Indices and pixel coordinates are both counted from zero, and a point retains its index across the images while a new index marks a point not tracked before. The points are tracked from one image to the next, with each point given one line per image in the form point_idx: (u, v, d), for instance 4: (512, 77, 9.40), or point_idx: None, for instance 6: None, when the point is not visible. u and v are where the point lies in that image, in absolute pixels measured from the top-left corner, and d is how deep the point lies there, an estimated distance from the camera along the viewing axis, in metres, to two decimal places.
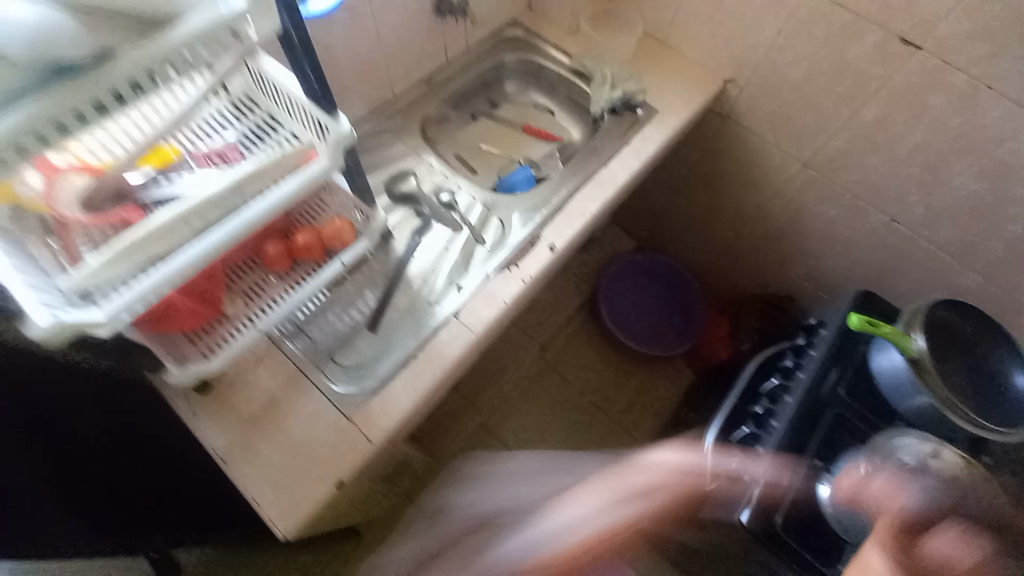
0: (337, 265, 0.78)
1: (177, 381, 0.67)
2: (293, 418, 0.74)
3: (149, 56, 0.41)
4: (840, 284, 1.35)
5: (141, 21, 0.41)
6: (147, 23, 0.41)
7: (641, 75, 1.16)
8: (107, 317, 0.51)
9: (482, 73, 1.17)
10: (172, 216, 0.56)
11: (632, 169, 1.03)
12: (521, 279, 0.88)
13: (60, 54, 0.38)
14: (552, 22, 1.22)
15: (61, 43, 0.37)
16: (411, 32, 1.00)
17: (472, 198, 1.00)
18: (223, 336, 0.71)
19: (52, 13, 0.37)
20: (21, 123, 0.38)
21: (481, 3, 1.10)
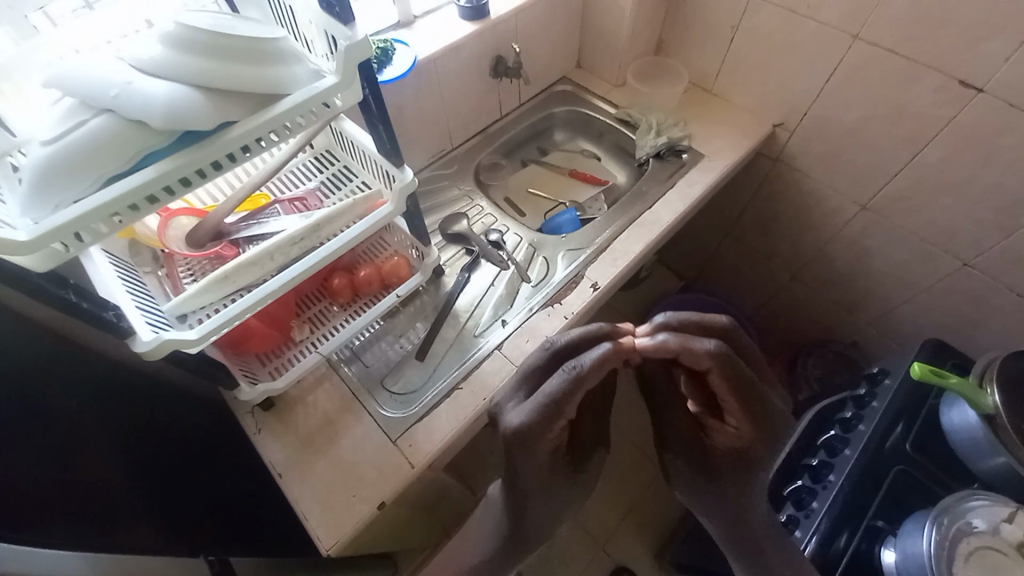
0: (393, 298, 0.85)
1: (247, 397, 0.75)
2: (346, 439, 0.79)
3: (258, 124, 0.48)
4: (912, 331, 1.26)
5: (253, 98, 0.49)
6: (259, 99, 0.49)
7: (689, 121, 1.20)
8: (197, 336, 0.58)
9: (535, 123, 1.26)
10: (260, 250, 0.65)
11: (679, 212, 1.05)
12: (565, 316, 0.91)
13: (188, 124, 0.45)
14: (600, 76, 1.30)
15: (186, 110, 0.45)
16: (471, 89, 1.10)
17: (519, 238, 1.05)
18: (290, 359, 0.81)
19: (183, 90, 0.45)
20: (155, 179, 0.45)
21: (535, 62, 1.20)
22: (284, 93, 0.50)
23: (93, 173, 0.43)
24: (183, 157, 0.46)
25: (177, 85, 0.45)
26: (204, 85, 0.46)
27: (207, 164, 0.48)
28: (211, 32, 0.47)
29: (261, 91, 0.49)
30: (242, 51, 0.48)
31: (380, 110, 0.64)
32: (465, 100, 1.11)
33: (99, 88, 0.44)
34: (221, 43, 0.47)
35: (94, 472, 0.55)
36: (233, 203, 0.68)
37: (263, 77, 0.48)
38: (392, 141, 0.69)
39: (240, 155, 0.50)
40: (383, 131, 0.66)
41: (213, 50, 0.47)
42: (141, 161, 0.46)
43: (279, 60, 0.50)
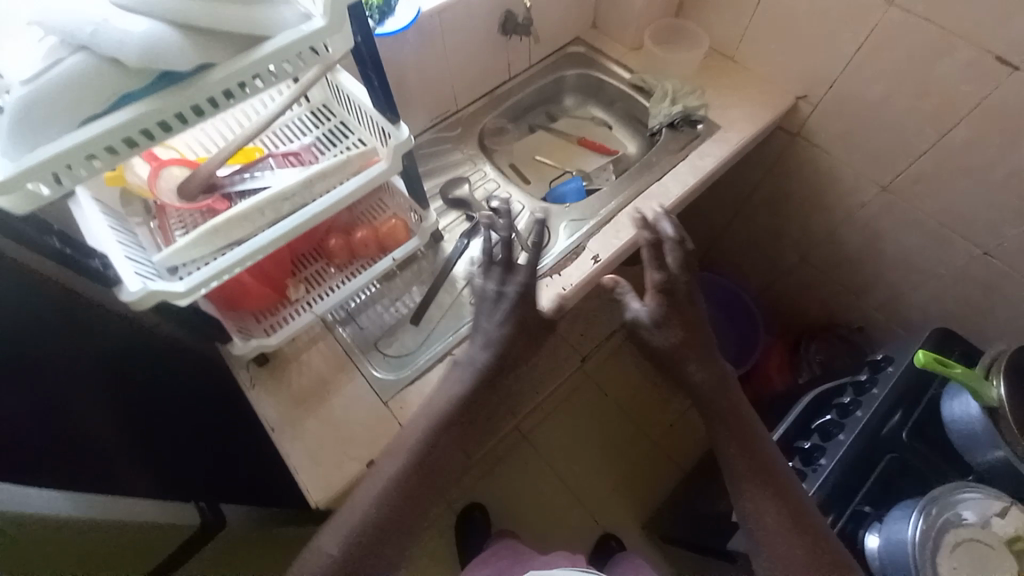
0: (389, 261, 0.84)
1: (240, 352, 0.76)
2: (338, 398, 0.79)
3: (242, 69, 0.46)
4: (921, 320, 1.22)
5: (238, 41, 0.46)
6: (243, 42, 0.46)
7: (706, 90, 1.14)
8: (186, 288, 0.58)
9: (544, 87, 1.21)
10: (252, 204, 0.64)
11: (687, 185, 1.01)
12: (562, 287, 0.89)
13: (165, 65, 0.43)
14: (615, 39, 1.23)
15: (163, 49, 0.42)
16: (479, 46, 1.05)
17: (522, 206, 1.02)
18: (285, 317, 0.81)
19: (161, 28, 0.42)
20: (134, 122, 0.43)
21: (546, 21, 1.14)
22: (269, 33, 0.47)
23: (68, 114, 0.42)
24: (164, 100, 0.44)
25: (151, 19, 0.42)
26: (182, 22, 0.43)
27: (188, 107, 0.45)
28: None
29: (245, 33, 0.46)
30: None
31: (370, 56, 0.61)
32: (470, 59, 1.06)
33: (72, 23, 0.41)
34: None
35: (83, 419, 0.57)
36: (224, 155, 0.66)
37: (245, 14, 0.45)
38: (386, 94, 0.66)
39: (224, 100, 0.48)
40: (375, 81, 0.63)
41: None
42: (119, 102, 0.44)
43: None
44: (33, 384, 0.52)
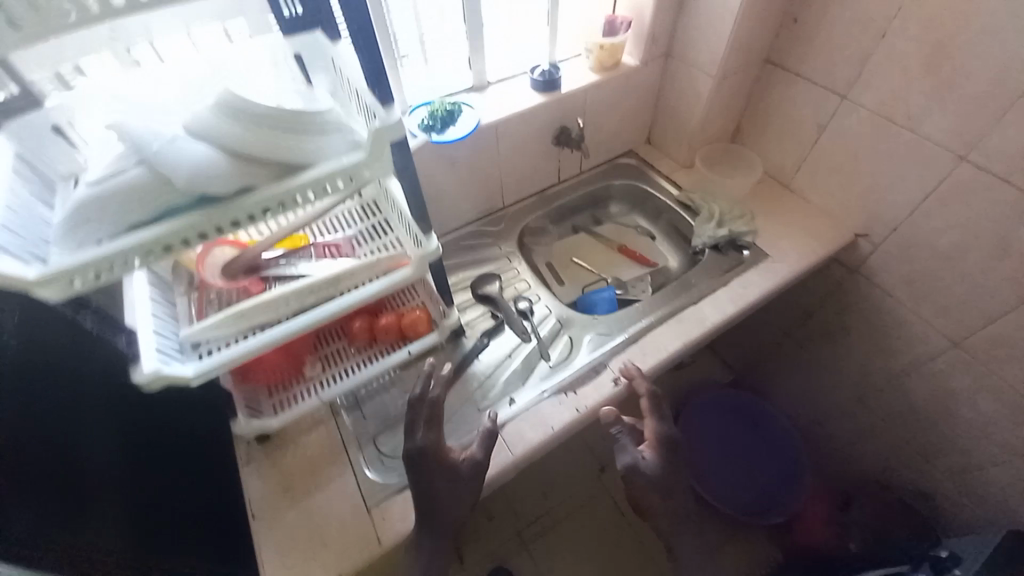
0: (404, 353, 0.85)
1: (240, 430, 0.77)
2: (324, 493, 0.77)
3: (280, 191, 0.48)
4: (1004, 502, 1.04)
5: (283, 167, 0.49)
6: (288, 167, 0.50)
7: (756, 216, 1.12)
8: (194, 375, 0.60)
9: (591, 193, 1.24)
10: (277, 294, 0.67)
11: (725, 313, 0.95)
12: (576, 407, 0.84)
13: (209, 185, 0.46)
14: (668, 155, 1.26)
15: (211, 172, 0.46)
16: (532, 153, 1.11)
17: (548, 311, 1.01)
18: (294, 396, 0.81)
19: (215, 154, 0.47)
20: (171, 231, 0.46)
21: (601, 135, 1.19)
22: (313, 160, 0.50)
23: (116, 222, 0.45)
24: (204, 214, 0.47)
25: (208, 148, 0.47)
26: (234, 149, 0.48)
27: (223, 224, 0.48)
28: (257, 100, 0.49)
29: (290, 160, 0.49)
30: (281, 120, 0.49)
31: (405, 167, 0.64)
32: (522, 165, 1.11)
33: (143, 143, 0.46)
34: (261, 109, 0.49)
35: (86, 455, 0.53)
36: (272, 241, 0.71)
37: (292, 145, 0.49)
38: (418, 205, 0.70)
39: (261, 216, 0.50)
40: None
41: (252, 115, 0.49)
42: (164, 214, 0.47)
43: (314, 128, 0.51)
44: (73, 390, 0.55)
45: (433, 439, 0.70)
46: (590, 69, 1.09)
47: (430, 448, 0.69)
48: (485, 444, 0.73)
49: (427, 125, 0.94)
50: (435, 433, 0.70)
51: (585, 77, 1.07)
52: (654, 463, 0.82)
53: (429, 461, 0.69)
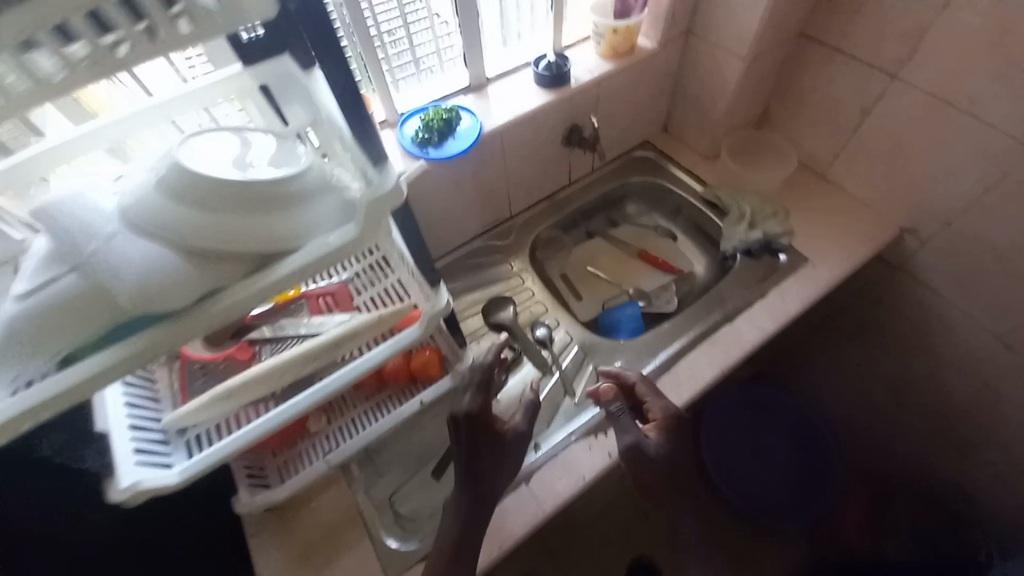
0: (416, 403, 0.77)
1: (243, 508, 0.70)
2: (342, 565, 0.71)
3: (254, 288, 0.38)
4: None
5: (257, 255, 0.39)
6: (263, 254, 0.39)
7: (790, 214, 1.01)
8: (177, 480, 0.53)
9: (606, 193, 1.13)
10: (266, 369, 0.58)
11: (765, 331, 0.86)
12: (609, 451, 0.77)
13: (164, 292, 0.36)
14: (687, 146, 1.15)
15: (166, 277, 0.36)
16: (540, 158, 0.99)
17: (569, 337, 0.94)
18: (301, 458, 0.75)
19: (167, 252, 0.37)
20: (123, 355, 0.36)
21: (614, 129, 1.07)
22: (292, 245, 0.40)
23: (48, 350, 0.36)
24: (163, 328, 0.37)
25: (154, 248, 0.37)
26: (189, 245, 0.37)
27: (185, 340, 0.38)
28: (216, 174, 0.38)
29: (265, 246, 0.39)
30: (250, 199, 0.39)
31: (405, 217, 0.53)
32: (529, 171, 1.00)
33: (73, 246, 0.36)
34: (219, 188, 0.38)
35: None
36: None
37: (264, 230, 0.39)
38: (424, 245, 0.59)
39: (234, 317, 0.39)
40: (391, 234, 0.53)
41: (214, 196, 0.38)
42: (105, 336, 0.37)
43: (290, 203, 0.41)
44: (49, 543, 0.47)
45: (478, 403, 0.67)
46: (600, 56, 0.97)
47: (476, 412, 0.66)
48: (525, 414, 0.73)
49: (423, 138, 0.84)
50: (482, 398, 0.68)
51: (596, 67, 0.95)
52: (664, 444, 0.72)
53: (476, 428, 0.66)
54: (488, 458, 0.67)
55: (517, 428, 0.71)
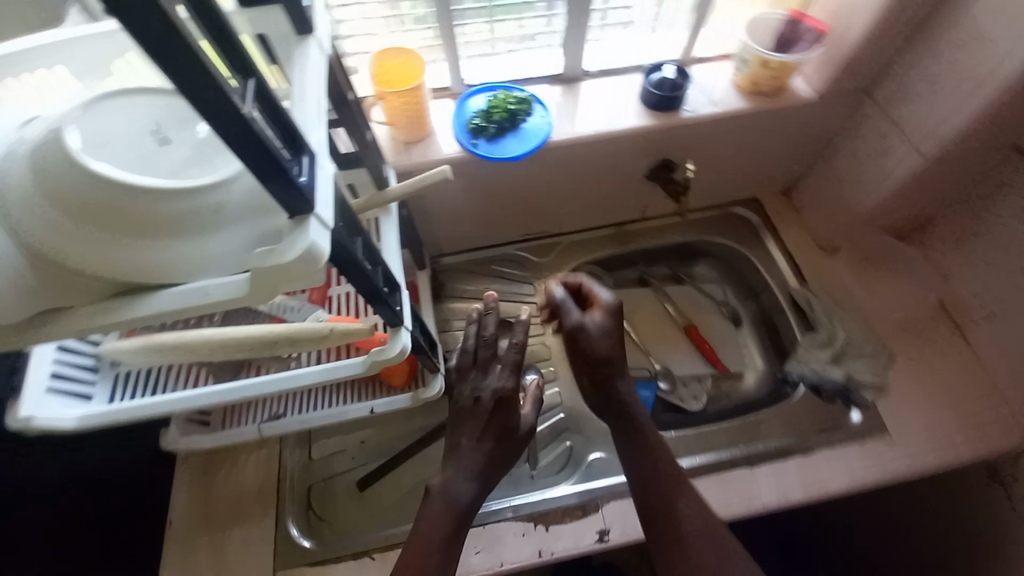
0: (367, 408, 0.68)
1: (167, 443, 0.66)
2: (230, 536, 0.67)
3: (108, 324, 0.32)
4: None
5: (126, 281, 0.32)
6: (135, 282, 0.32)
7: (895, 362, 0.78)
8: (74, 425, 0.48)
9: (680, 244, 0.93)
10: (197, 340, 0.49)
11: (787, 494, 0.69)
12: (541, 549, 0.66)
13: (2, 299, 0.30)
14: (802, 225, 0.91)
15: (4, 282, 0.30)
16: (612, 183, 0.83)
17: (558, 397, 0.81)
18: (238, 415, 0.70)
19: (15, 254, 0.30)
20: None
21: (717, 175, 0.86)
22: (165, 282, 0.32)
23: None
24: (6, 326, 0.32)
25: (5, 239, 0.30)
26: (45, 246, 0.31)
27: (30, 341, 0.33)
28: (96, 170, 0.30)
29: (136, 274, 0.32)
30: (128, 210, 0.30)
31: (370, 252, 0.44)
32: (595, 195, 0.84)
33: None
34: (88, 188, 0.30)
35: None
36: None
37: (131, 259, 0.31)
38: (393, 277, 0.50)
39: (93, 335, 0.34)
40: (359, 248, 0.41)
41: (82, 195, 0.30)
42: None
43: (176, 229, 0.31)
44: None
45: (510, 383, 0.63)
46: (736, 85, 0.75)
47: (506, 394, 0.62)
48: (535, 407, 0.67)
49: (476, 126, 0.70)
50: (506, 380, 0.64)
51: (721, 98, 0.74)
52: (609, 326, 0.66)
53: (500, 412, 0.61)
54: (500, 445, 0.60)
55: (527, 420, 0.64)
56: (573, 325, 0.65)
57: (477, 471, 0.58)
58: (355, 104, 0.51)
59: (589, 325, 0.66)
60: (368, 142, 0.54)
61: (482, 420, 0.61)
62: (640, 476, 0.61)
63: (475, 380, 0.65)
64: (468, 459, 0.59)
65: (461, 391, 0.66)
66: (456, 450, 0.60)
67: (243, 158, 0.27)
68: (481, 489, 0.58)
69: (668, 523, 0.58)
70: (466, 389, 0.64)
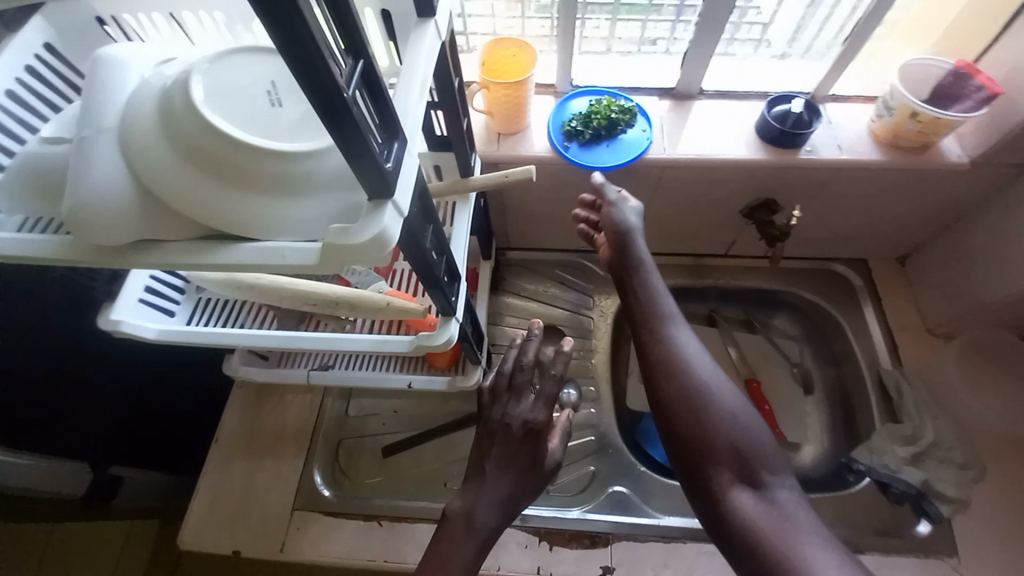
0: (405, 382, 0.70)
1: (228, 370, 0.72)
2: (261, 465, 0.72)
3: (186, 264, 0.34)
4: None
5: (212, 227, 0.34)
6: (218, 230, 0.34)
7: (985, 480, 0.68)
8: (153, 336, 0.53)
9: (762, 291, 0.85)
10: (268, 286, 0.53)
11: None
12: (540, 566, 0.65)
13: (96, 222, 0.33)
14: (910, 300, 0.80)
15: (101, 208, 0.32)
16: (702, 212, 0.77)
17: (593, 419, 0.78)
18: (293, 359, 0.75)
19: (121, 184, 0.33)
20: (54, 245, 0.35)
21: (823, 226, 0.78)
22: (247, 235, 0.34)
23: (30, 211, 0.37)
24: (91, 247, 0.34)
25: (120, 169, 0.33)
26: (149, 181, 0.33)
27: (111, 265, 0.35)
28: (211, 120, 0.32)
29: (222, 222, 0.34)
30: (230, 163, 0.33)
31: (438, 240, 0.44)
32: (680, 221, 0.79)
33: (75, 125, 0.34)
34: (200, 136, 0.32)
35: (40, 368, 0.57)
36: None
37: (223, 208, 0.33)
38: (454, 267, 0.51)
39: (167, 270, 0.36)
40: (429, 236, 0.42)
41: (196, 141, 0.32)
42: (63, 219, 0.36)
43: (268, 187, 0.33)
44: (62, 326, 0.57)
45: (544, 417, 0.57)
46: (872, 133, 0.67)
47: (539, 427, 0.57)
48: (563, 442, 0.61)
49: (573, 129, 0.68)
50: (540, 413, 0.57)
51: (850, 142, 0.67)
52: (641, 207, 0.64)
53: (530, 444, 0.56)
54: (525, 480, 0.56)
55: (554, 455, 0.58)
56: (614, 200, 0.63)
57: (501, 501, 0.55)
58: (458, 91, 0.50)
59: (613, 212, 0.62)
60: (463, 130, 0.54)
61: (511, 449, 0.56)
62: (636, 320, 0.57)
63: (506, 404, 0.58)
64: (492, 487, 0.55)
65: (489, 412, 0.59)
66: (480, 474, 0.56)
67: (335, 136, 0.27)
68: (503, 518, 0.55)
69: (661, 360, 0.53)
70: (495, 413, 0.58)
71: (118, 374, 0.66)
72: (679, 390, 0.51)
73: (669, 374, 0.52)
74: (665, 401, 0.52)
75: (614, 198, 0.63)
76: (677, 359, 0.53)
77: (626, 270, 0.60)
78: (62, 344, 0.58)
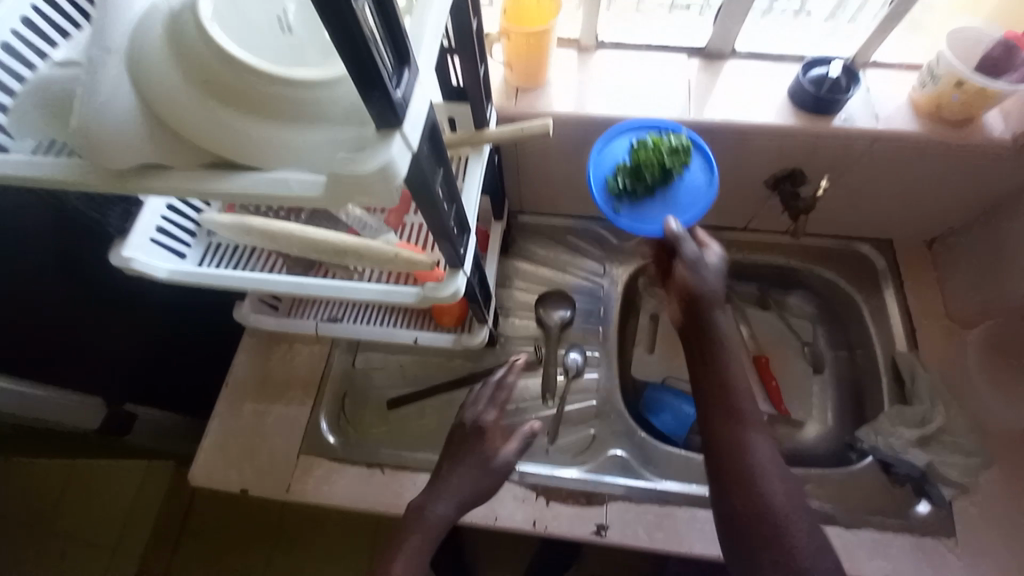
0: (411, 336, 0.70)
1: (239, 316, 0.73)
2: (269, 409, 0.74)
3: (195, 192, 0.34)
4: None
5: (220, 154, 0.34)
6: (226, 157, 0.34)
7: (991, 466, 0.66)
8: (164, 276, 0.54)
9: (781, 268, 0.83)
10: (277, 230, 0.52)
11: None
12: (535, 520, 0.66)
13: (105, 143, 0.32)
14: (934, 283, 0.77)
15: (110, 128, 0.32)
16: (724, 182, 0.74)
17: (596, 385, 0.79)
18: (303, 309, 0.76)
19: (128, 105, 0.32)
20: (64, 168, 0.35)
21: (850, 203, 0.75)
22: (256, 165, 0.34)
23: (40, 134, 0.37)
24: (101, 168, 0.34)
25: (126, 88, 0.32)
26: (156, 102, 0.33)
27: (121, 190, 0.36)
28: (219, 40, 0.31)
29: (230, 149, 0.33)
30: (238, 87, 0.32)
31: (448, 185, 0.43)
32: None
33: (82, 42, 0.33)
34: (208, 57, 0.31)
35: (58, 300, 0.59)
36: None
37: (230, 134, 0.33)
38: (464, 218, 0.50)
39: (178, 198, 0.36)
40: (439, 180, 0.41)
41: (205, 63, 0.32)
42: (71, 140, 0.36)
43: (276, 114, 0.32)
44: (79, 260, 0.58)
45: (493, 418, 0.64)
46: (912, 103, 0.63)
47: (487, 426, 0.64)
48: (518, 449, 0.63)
49: (622, 190, 0.60)
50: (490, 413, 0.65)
51: (887, 112, 0.63)
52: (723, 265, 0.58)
53: (478, 448, 0.62)
54: (479, 480, 0.60)
55: (506, 457, 0.62)
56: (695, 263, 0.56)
57: (460, 497, 0.59)
58: (476, 36, 0.48)
59: (687, 267, 0.56)
60: (479, 79, 0.52)
61: (463, 451, 0.62)
62: (700, 395, 0.54)
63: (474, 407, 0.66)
64: (446, 488, 0.59)
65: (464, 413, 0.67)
66: (435, 479, 0.61)
67: (343, 55, 0.26)
68: (455, 514, 0.58)
69: (718, 442, 0.51)
70: (467, 415, 0.65)
71: (133, 312, 0.68)
72: (724, 472, 0.50)
73: (727, 458, 0.50)
74: (711, 467, 0.51)
75: (690, 254, 0.56)
76: (738, 446, 0.50)
77: (697, 339, 0.55)
78: (78, 280, 0.60)
